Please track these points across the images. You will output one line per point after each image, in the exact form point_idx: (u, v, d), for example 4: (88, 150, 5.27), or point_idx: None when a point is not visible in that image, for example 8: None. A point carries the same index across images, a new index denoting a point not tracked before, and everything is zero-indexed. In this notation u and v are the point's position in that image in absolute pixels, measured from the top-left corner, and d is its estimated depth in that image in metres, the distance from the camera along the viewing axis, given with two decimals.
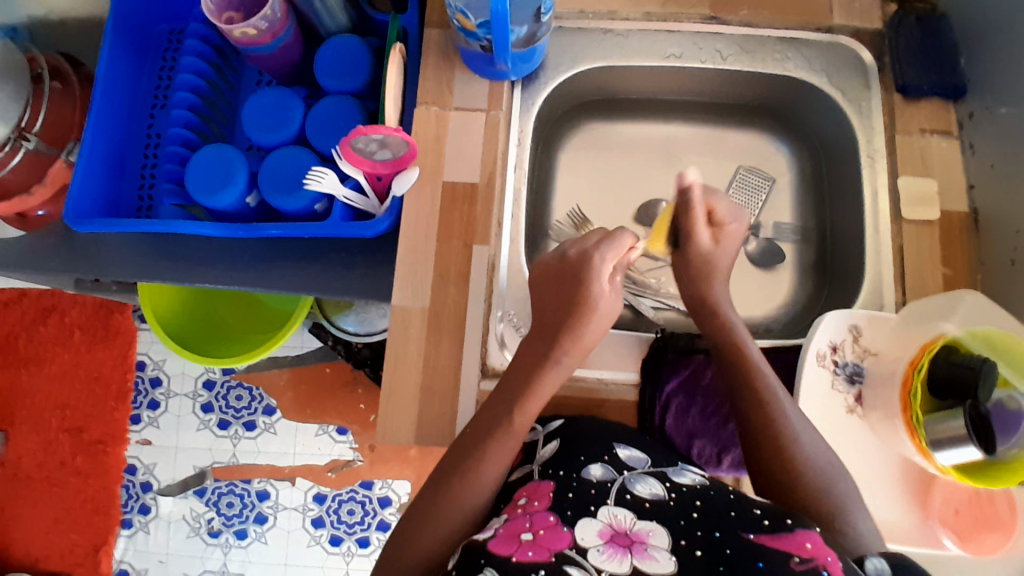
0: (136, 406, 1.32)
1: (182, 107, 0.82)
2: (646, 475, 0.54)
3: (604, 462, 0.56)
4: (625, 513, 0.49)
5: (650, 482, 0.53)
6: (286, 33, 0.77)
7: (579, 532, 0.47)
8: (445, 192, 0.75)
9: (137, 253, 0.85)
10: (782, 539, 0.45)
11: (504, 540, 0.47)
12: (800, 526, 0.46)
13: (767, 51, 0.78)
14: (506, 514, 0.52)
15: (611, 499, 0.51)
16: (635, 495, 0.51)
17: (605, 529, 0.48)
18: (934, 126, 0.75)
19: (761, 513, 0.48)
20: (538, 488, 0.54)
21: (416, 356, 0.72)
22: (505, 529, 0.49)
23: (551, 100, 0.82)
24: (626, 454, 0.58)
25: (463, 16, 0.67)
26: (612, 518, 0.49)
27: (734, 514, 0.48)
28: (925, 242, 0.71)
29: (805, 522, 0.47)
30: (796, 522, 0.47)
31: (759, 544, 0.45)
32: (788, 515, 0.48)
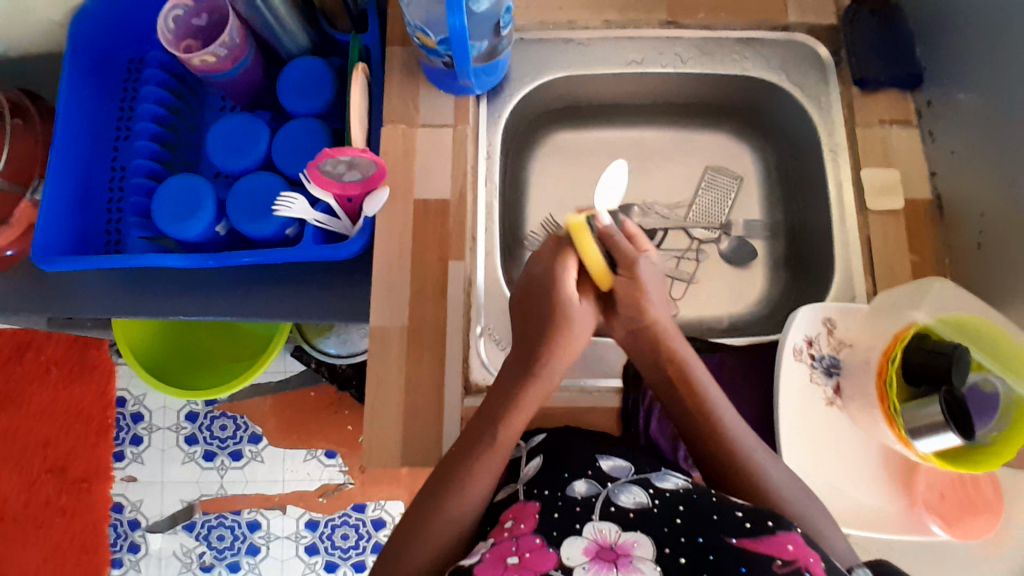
0: (118, 442, 1.29)
1: (145, 137, 0.81)
2: (630, 484, 0.54)
3: (588, 477, 0.55)
4: (610, 527, 0.49)
5: (633, 490, 0.53)
6: (246, 57, 0.77)
7: (564, 551, 0.47)
8: (417, 210, 0.75)
9: (109, 289, 0.84)
10: (764, 540, 0.45)
11: (491, 564, 0.46)
12: (782, 527, 0.46)
13: (726, 53, 0.79)
14: (492, 538, 0.51)
15: (596, 514, 0.51)
16: (620, 506, 0.51)
17: (590, 545, 0.47)
18: (895, 116, 0.76)
19: (744, 515, 0.47)
20: (524, 509, 0.53)
21: (398, 376, 0.71)
22: (492, 552, 0.48)
23: (518, 112, 0.83)
24: (609, 465, 0.57)
25: (423, 34, 0.67)
26: (596, 534, 0.48)
27: (717, 518, 0.48)
28: (894, 231, 0.72)
29: (787, 522, 0.47)
30: (778, 523, 0.46)
31: (742, 548, 0.45)
32: (770, 517, 0.47)
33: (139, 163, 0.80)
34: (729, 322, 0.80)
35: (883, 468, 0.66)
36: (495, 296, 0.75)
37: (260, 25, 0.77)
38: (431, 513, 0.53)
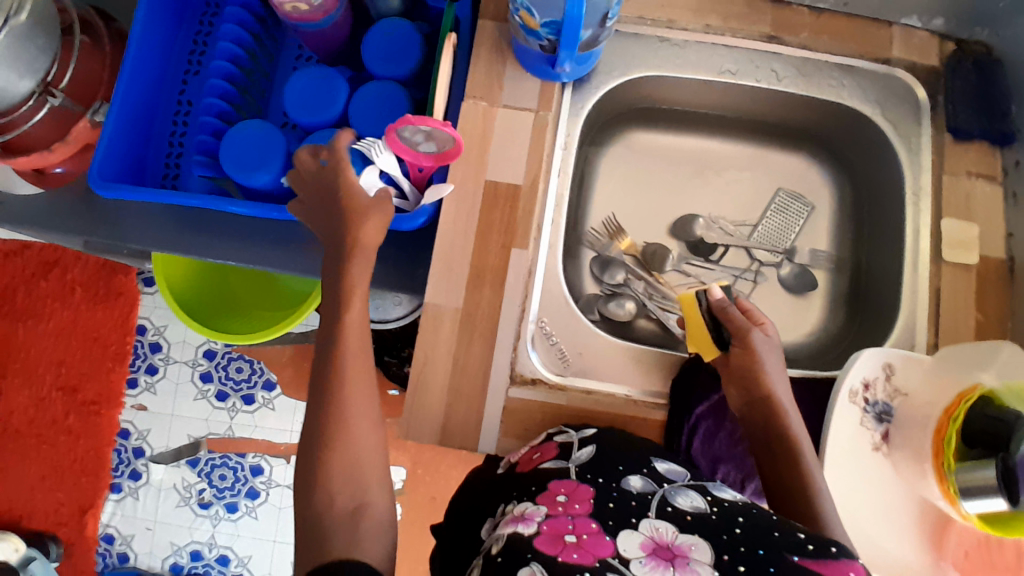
0: (134, 369, 1.29)
1: (219, 76, 0.79)
2: (686, 489, 0.57)
3: (643, 475, 0.59)
4: (666, 527, 0.52)
5: (690, 495, 0.56)
6: (336, 11, 0.74)
7: (621, 543, 0.50)
8: (487, 191, 0.74)
9: (161, 222, 0.83)
10: (828, 563, 0.46)
11: (549, 540, 0.50)
12: (844, 555, 0.47)
13: (823, 77, 0.77)
14: (545, 508, 0.55)
15: (652, 511, 0.54)
16: (677, 507, 0.54)
17: (647, 541, 0.50)
18: (980, 170, 0.74)
19: (805, 537, 0.50)
20: (578, 489, 0.57)
21: (446, 356, 0.71)
22: (548, 527, 0.52)
23: (599, 106, 0.81)
24: (665, 468, 0.61)
25: (527, 14, 0.65)
26: (653, 531, 0.51)
27: (778, 534, 0.50)
28: (962, 287, 0.72)
29: (848, 552, 0.48)
30: (841, 551, 0.48)
31: (803, 566, 0.46)
32: (833, 543, 0.49)
33: (209, 102, 0.78)
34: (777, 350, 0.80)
35: (917, 523, 0.66)
36: (553, 290, 0.74)
37: None
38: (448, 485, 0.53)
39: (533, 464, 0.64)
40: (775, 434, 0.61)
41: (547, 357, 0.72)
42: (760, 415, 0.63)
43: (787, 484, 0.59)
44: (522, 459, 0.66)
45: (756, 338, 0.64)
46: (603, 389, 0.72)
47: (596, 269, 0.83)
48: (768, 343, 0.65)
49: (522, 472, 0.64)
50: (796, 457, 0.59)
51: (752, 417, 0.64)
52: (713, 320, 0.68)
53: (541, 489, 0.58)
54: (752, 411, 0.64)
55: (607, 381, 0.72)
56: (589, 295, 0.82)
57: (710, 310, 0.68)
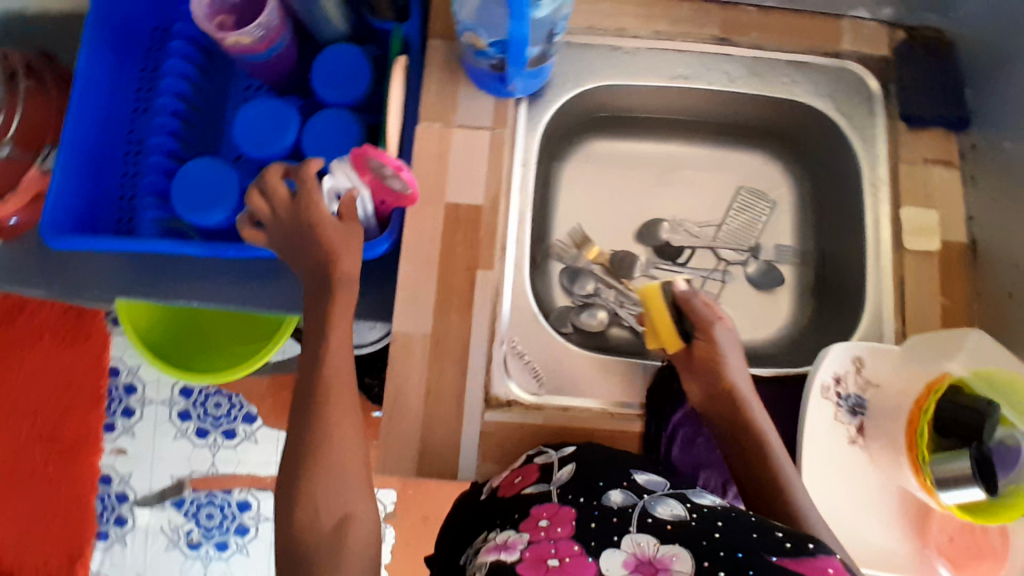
0: (110, 414, 1.27)
1: (166, 113, 0.77)
2: (666, 497, 0.56)
3: (623, 487, 0.58)
4: (648, 540, 0.51)
5: (670, 504, 0.55)
6: (281, 40, 0.73)
7: (604, 563, 0.50)
8: (447, 214, 0.73)
9: (118, 267, 0.81)
10: (806, 561, 0.45)
11: (530, 565, 0.50)
12: (823, 552, 0.47)
13: (776, 75, 0.77)
14: (528, 535, 0.54)
15: (633, 525, 0.53)
16: (657, 517, 0.53)
17: (629, 559, 0.50)
18: (937, 156, 0.75)
19: (784, 537, 0.49)
20: (560, 512, 0.56)
21: (418, 385, 0.70)
22: (531, 552, 0.52)
23: (556, 119, 0.81)
24: (644, 479, 0.60)
25: (474, 35, 0.65)
26: (635, 547, 0.51)
27: (757, 536, 0.49)
28: (926, 273, 0.72)
29: (827, 548, 0.47)
30: (818, 547, 0.47)
31: (781, 565, 0.45)
32: (810, 540, 0.48)
33: (157, 141, 0.77)
34: (752, 349, 0.80)
35: (899, 513, 0.66)
36: (522, 307, 0.74)
37: (301, 9, 0.75)
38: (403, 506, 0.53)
39: (515, 487, 0.63)
40: (740, 425, 0.61)
41: (521, 378, 0.71)
42: (722, 406, 0.63)
43: (763, 482, 0.58)
44: (503, 483, 0.65)
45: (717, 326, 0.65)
46: (579, 404, 0.71)
47: (565, 281, 0.83)
48: (728, 334, 0.66)
49: (504, 496, 0.63)
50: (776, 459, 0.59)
51: (714, 408, 0.64)
52: (677, 312, 0.67)
53: (522, 516, 0.57)
54: (714, 403, 0.64)
55: (583, 395, 0.72)
56: (560, 308, 0.81)
57: (675, 302, 0.67)
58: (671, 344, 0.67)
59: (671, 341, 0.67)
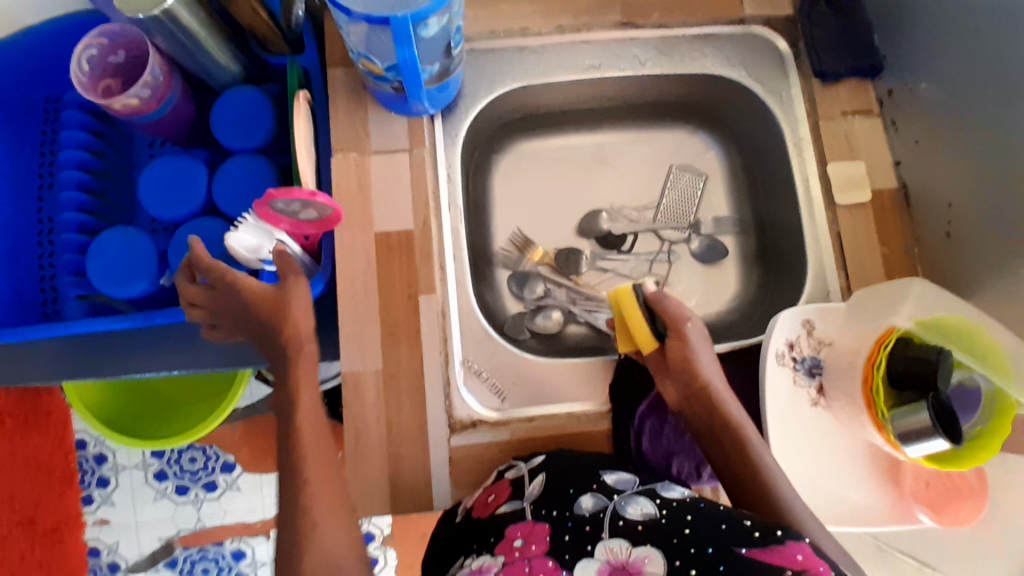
0: (85, 486, 1.24)
1: (70, 186, 0.74)
2: (636, 496, 0.56)
3: (594, 491, 0.57)
4: (620, 544, 0.51)
5: (641, 501, 0.55)
6: (172, 95, 0.71)
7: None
8: (379, 243, 0.71)
9: (48, 353, 0.77)
10: (773, 550, 0.47)
11: None
12: (790, 536, 0.48)
13: (685, 50, 0.77)
14: (503, 555, 0.54)
15: (606, 531, 0.53)
16: (628, 519, 0.53)
17: (603, 566, 0.50)
18: (856, 108, 0.75)
19: (751, 524, 0.50)
20: (535, 530, 0.55)
21: (378, 422, 0.68)
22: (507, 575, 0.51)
23: (475, 127, 0.79)
24: (614, 479, 0.59)
25: (368, 61, 0.63)
26: (608, 554, 0.51)
27: (725, 528, 0.50)
28: (863, 225, 0.73)
29: (795, 533, 0.49)
30: (786, 533, 0.48)
31: (750, 559, 0.46)
32: (778, 526, 0.49)
33: (66, 217, 0.73)
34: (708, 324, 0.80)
35: (869, 466, 0.68)
36: (471, 325, 0.72)
37: (183, 58, 0.70)
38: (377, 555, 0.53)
39: (489, 507, 0.62)
40: (721, 421, 0.60)
41: (482, 395, 0.71)
42: (699, 405, 0.61)
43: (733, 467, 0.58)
44: (477, 504, 0.63)
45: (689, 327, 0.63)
46: (544, 412, 0.70)
47: (518, 288, 0.81)
48: (701, 334, 0.63)
49: (478, 518, 0.61)
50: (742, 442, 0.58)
51: (693, 408, 0.62)
52: (649, 313, 0.65)
53: (499, 539, 0.56)
54: (692, 403, 0.62)
55: (546, 402, 0.71)
56: (514, 316, 0.80)
57: (646, 304, 0.65)
58: (647, 345, 0.65)
59: (647, 342, 0.65)
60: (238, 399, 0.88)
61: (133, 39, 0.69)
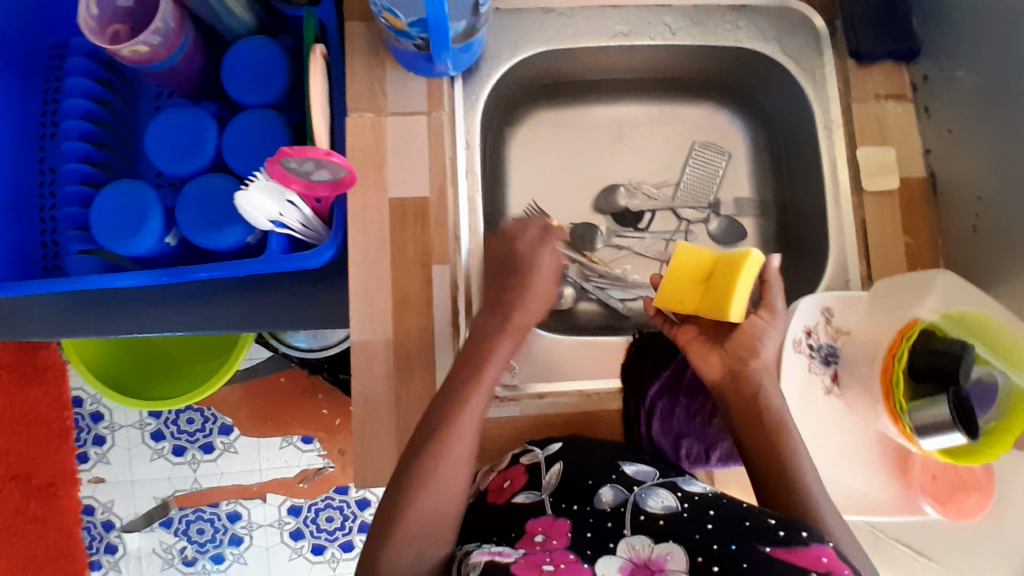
0: (80, 443, 1.23)
1: (74, 136, 0.71)
2: (657, 488, 0.56)
3: (613, 483, 0.58)
4: (642, 541, 0.50)
5: (662, 496, 0.55)
6: (184, 43, 0.68)
7: (599, 568, 0.48)
8: (393, 209, 0.69)
9: (47, 309, 0.75)
10: (798, 550, 0.46)
11: (525, 567, 0.48)
12: (815, 539, 0.47)
13: (718, 21, 0.74)
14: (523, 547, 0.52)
15: (627, 528, 0.52)
16: (650, 513, 0.53)
17: (626, 564, 0.48)
18: (889, 91, 0.73)
19: (775, 523, 0.49)
20: (554, 525, 0.54)
21: (386, 393, 0.67)
22: (527, 559, 0.50)
23: (495, 93, 0.76)
24: (633, 470, 0.60)
25: (391, 14, 0.60)
26: (630, 551, 0.49)
27: (749, 525, 0.49)
28: (887, 213, 0.71)
29: (820, 535, 0.48)
30: (811, 534, 0.47)
31: (775, 555, 0.45)
32: (803, 527, 0.48)
33: (69, 168, 0.71)
34: None
35: (878, 455, 0.68)
36: (484, 297, 0.71)
37: (198, 6, 0.68)
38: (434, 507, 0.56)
39: (504, 494, 0.62)
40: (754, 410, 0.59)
41: None
42: (740, 389, 0.60)
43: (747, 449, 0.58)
44: (492, 487, 0.63)
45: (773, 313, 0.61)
46: (555, 390, 0.69)
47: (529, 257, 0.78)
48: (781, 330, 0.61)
49: (496, 504, 0.61)
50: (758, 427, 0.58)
51: (735, 387, 0.60)
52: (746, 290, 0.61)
53: (520, 533, 0.55)
54: (737, 379, 0.60)
55: (557, 379, 0.69)
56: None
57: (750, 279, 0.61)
58: (730, 314, 0.59)
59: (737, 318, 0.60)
60: (240, 362, 0.86)
61: None
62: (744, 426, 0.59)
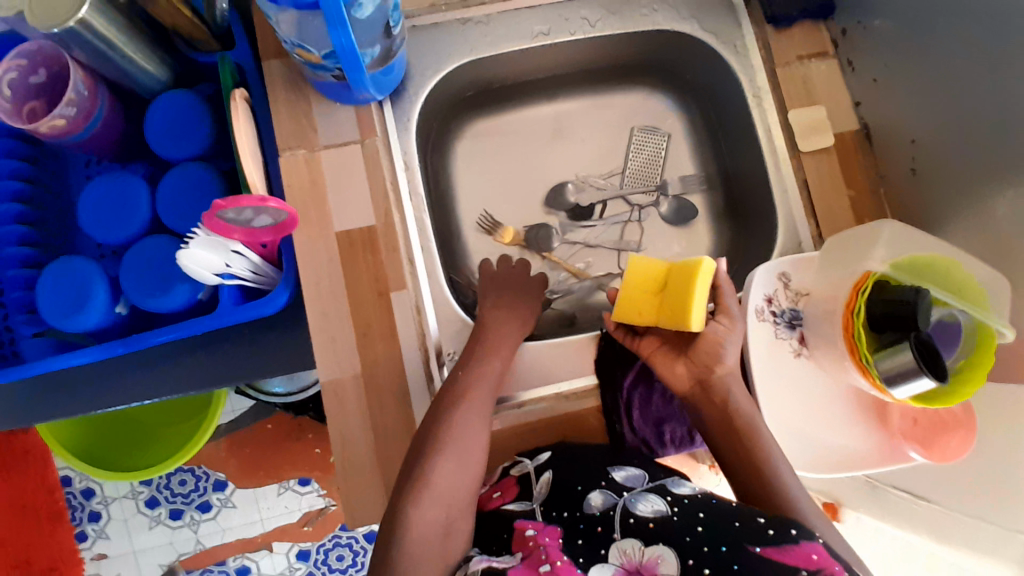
0: (76, 522, 1.20)
1: (7, 220, 0.70)
2: (646, 493, 0.57)
3: (602, 488, 0.58)
4: (633, 545, 0.52)
5: (651, 498, 0.56)
6: (100, 109, 0.67)
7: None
8: (341, 243, 0.68)
9: (11, 397, 0.73)
10: (787, 549, 0.48)
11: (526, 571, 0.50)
12: (804, 536, 0.48)
13: (634, 8, 0.75)
14: (518, 550, 0.54)
15: (617, 531, 0.53)
16: (639, 516, 0.54)
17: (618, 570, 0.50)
18: (811, 51, 0.74)
19: (765, 521, 0.51)
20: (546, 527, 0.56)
21: (363, 427, 0.66)
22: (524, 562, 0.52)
23: (426, 110, 0.76)
24: (623, 475, 0.60)
25: (304, 50, 0.60)
26: (622, 556, 0.51)
27: (739, 525, 0.51)
28: (829, 169, 0.72)
29: (809, 531, 0.49)
30: (801, 532, 0.49)
31: (765, 558, 0.48)
32: (793, 524, 0.49)
33: (7, 252, 0.69)
34: None
35: (856, 408, 0.68)
36: (446, 316, 0.71)
37: (108, 71, 0.67)
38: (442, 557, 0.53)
39: (492, 504, 0.62)
40: (724, 416, 0.59)
41: None
42: (710, 397, 0.60)
43: (722, 430, 0.58)
44: (482, 499, 0.63)
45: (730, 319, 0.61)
46: (530, 395, 0.69)
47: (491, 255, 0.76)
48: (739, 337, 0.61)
49: (484, 514, 0.61)
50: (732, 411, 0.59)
51: (706, 396, 0.60)
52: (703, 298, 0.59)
53: (511, 535, 0.56)
54: (705, 387, 0.60)
55: (529, 387, 0.69)
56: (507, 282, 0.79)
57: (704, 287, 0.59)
58: (691, 324, 0.58)
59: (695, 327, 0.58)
60: (218, 417, 0.86)
61: (52, 55, 0.65)
62: (719, 434, 0.59)
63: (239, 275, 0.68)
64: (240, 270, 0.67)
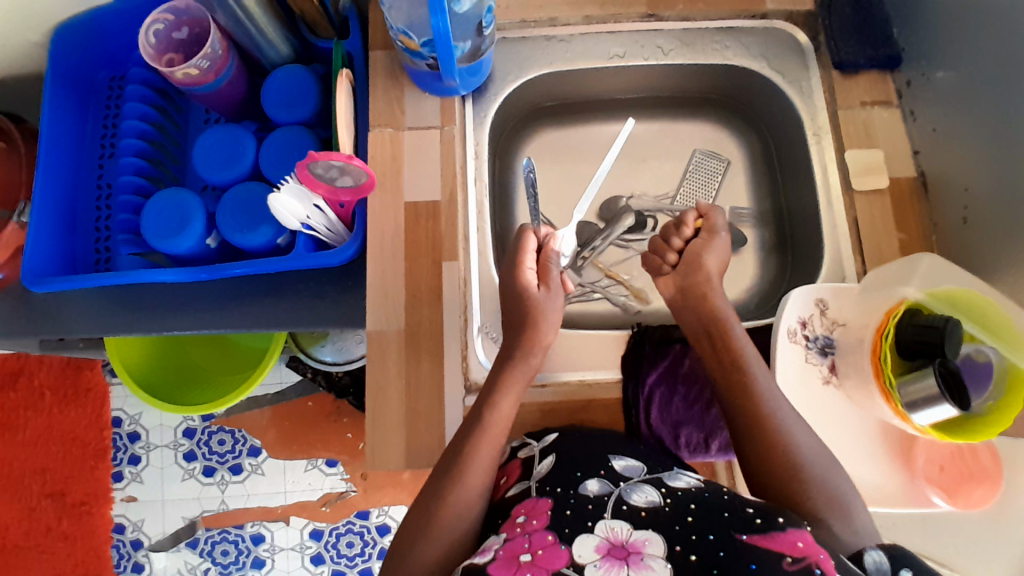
0: (116, 462, 1.26)
1: (131, 153, 0.81)
2: (641, 484, 0.56)
3: (601, 476, 0.57)
4: (622, 525, 0.51)
5: (645, 490, 0.55)
6: (228, 69, 0.77)
7: (576, 549, 0.49)
8: (407, 212, 0.75)
9: (96, 306, 0.82)
10: (772, 537, 0.47)
11: (504, 563, 0.48)
12: (791, 524, 0.48)
13: (707, 42, 0.81)
14: (505, 533, 0.53)
15: (608, 512, 0.53)
16: (631, 504, 0.53)
17: (602, 543, 0.49)
18: (874, 98, 0.77)
19: (753, 512, 0.50)
20: (537, 505, 0.55)
21: (398, 380, 0.71)
22: (505, 550, 0.50)
23: (504, 111, 0.83)
24: (621, 465, 0.59)
25: (406, 37, 0.68)
26: (608, 532, 0.50)
27: (727, 515, 0.50)
28: (879, 212, 0.74)
29: (796, 521, 0.49)
30: (788, 521, 0.48)
31: (752, 544, 0.46)
32: (780, 513, 0.49)
33: (126, 181, 0.80)
34: None
35: (882, 443, 0.67)
36: (491, 295, 0.75)
37: (241, 35, 0.78)
38: (447, 499, 0.56)
39: (501, 490, 0.63)
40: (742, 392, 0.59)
41: None
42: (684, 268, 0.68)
43: (734, 397, 0.59)
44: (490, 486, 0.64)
45: (720, 236, 0.68)
46: (558, 377, 0.72)
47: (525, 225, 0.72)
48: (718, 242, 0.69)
49: (492, 501, 0.62)
50: (748, 385, 0.59)
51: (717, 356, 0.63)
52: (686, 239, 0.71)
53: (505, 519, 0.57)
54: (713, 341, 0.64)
55: (557, 371, 0.72)
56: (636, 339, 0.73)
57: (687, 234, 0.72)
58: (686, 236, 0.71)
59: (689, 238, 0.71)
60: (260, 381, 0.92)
61: (196, 17, 0.77)
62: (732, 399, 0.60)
63: (318, 228, 0.76)
64: (319, 224, 0.75)
